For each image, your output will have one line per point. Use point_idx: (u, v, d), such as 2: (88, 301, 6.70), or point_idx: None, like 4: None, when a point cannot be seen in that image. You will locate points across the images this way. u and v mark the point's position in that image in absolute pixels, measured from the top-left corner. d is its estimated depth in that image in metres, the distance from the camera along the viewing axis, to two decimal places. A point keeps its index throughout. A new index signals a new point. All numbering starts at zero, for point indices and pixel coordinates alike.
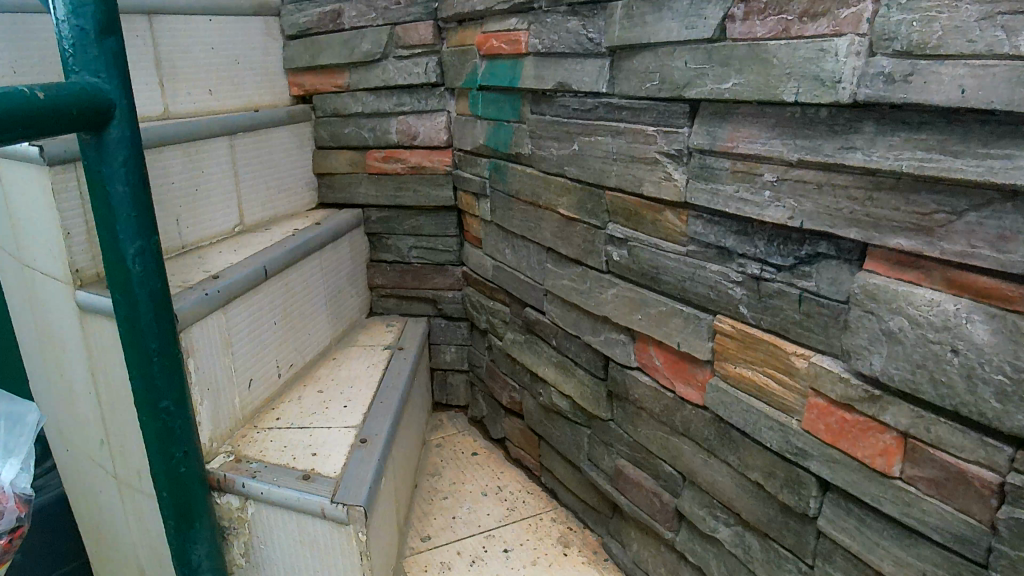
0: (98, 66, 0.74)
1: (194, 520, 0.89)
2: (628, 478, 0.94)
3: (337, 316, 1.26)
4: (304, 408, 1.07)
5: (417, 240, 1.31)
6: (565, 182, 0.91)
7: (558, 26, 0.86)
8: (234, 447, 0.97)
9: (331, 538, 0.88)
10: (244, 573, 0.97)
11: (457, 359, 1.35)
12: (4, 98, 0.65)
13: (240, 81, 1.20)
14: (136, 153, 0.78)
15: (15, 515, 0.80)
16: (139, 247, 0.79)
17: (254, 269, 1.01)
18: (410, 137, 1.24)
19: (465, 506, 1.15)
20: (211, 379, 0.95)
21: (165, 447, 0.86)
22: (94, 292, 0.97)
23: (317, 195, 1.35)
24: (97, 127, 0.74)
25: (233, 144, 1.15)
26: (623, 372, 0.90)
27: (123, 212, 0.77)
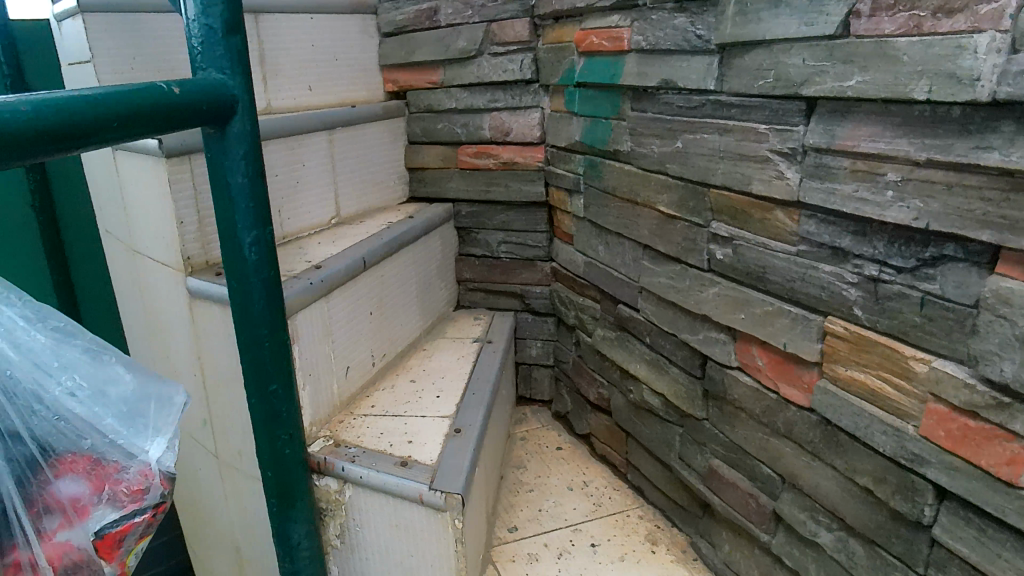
0: (224, 63, 0.76)
1: (295, 501, 0.91)
2: (722, 478, 0.93)
3: (427, 308, 1.28)
4: (398, 396, 1.09)
5: (506, 236, 1.33)
6: (666, 180, 0.91)
7: (664, 23, 0.86)
8: (332, 432, 1.00)
9: (427, 524, 0.90)
10: (337, 556, 1.00)
11: (542, 353, 1.36)
12: (147, 90, 0.65)
13: (339, 77, 1.24)
14: (255, 147, 0.79)
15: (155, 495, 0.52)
16: (255, 236, 0.80)
17: (354, 260, 1.04)
18: (502, 134, 1.26)
19: (551, 499, 1.16)
20: (313, 365, 0.98)
21: (271, 430, 0.87)
22: (204, 280, 1.01)
23: (408, 189, 1.38)
24: (221, 121, 0.75)
25: (331, 138, 1.18)
26: (722, 371, 0.89)
27: (241, 202, 0.79)
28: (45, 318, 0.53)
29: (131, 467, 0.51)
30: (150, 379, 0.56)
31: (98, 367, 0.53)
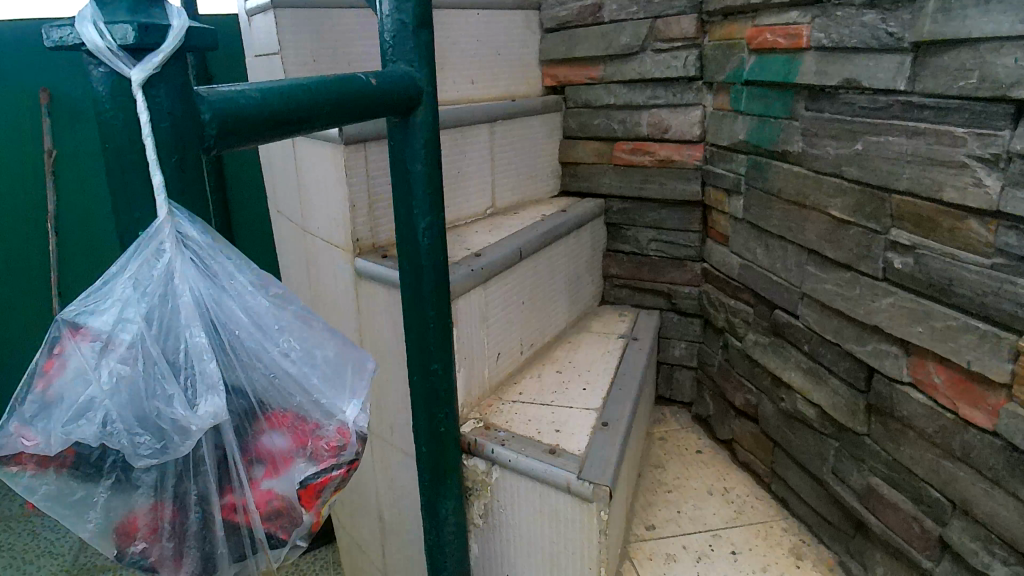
0: (412, 56, 0.78)
1: (445, 477, 0.94)
2: (882, 497, 0.89)
3: (574, 301, 1.29)
4: (545, 385, 1.11)
5: (657, 233, 1.32)
6: (840, 183, 0.88)
7: (851, 20, 0.83)
8: (482, 415, 1.04)
9: (573, 513, 0.91)
10: (480, 534, 1.03)
11: (686, 355, 1.34)
12: (359, 83, 0.68)
13: (502, 71, 1.27)
14: (435, 137, 0.82)
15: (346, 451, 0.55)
16: (429, 222, 0.83)
17: (512, 249, 1.07)
18: (660, 131, 1.25)
19: (690, 502, 1.15)
20: (469, 348, 1.01)
21: (430, 407, 0.90)
22: (371, 261, 1.06)
23: (560, 183, 1.40)
24: (407, 111, 0.78)
25: (492, 130, 1.21)
26: (891, 386, 0.85)
27: (420, 189, 0.82)
28: (266, 282, 0.53)
29: (331, 424, 0.55)
30: (346, 343, 0.59)
31: (308, 331, 0.55)
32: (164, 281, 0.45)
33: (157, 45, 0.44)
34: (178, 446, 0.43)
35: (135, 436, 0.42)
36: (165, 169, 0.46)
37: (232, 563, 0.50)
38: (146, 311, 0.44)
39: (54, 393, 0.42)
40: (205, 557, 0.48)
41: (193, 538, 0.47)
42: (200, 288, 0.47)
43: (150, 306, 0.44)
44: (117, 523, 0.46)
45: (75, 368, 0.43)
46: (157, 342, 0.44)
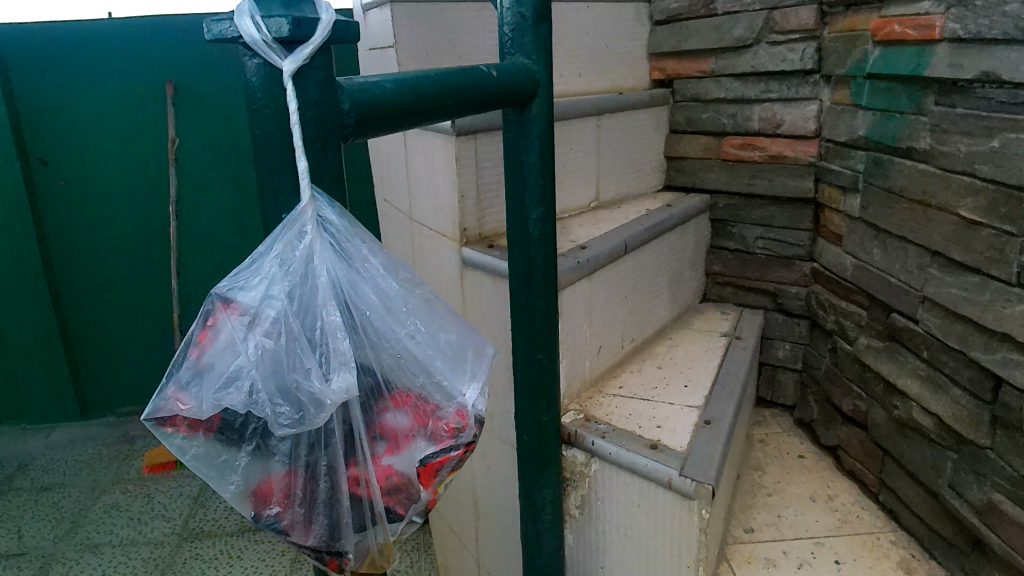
0: (530, 48, 0.79)
1: (544, 466, 0.95)
2: (1006, 515, 0.84)
3: (676, 297, 1.28)
4: (645, 380, 1.11)
5: (765, 231, 1.29)
6: (972, 182, 0.84)
7: (992, 10, 0.79)
8: (582, 407, 1.04)
9: (673, 510, 0.91)
10: (576, 525, 1.04)
11: (790, 356, 1.30)
12: (481, 75, 0.70)
13: (611, 64, 1.26)
14: (549, 129, 0.82)
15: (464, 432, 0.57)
16: (540, 213, 0.84)
17: (617, 243, 1.07)
18: (773, 125, 1.22)
19: (791, 508, 1.12)
20: (572, 340, 1.02)
21: (534, 396, 0.92)
22: (478, 251, 1.08)
23: (665, 178, 1.38)
24: (523, 104, 0.79)
25: (599, 124, 1.21)
26: (1020, 399, 0.80)
27: (532, 180, 0.83)
28: (395, 267, 0.55)
29: (450, 407, 0.56)
30: (465, 330, 0.61)
31: (432, 315, 0.57)
32: (305, 261, 0.48)
33: (307, 37, 0.47)
34: (316, 418, 0.45)
35: (278, 405, 0.44)
36: (308, 156, 0.49)
37: (353, 535, 0.51)
38: (290, 289, 0.47)
39: (207, 363, 0.45)
40: (331, 524, 0.50)
41: (321, 505, 0.49)
42: (336, 269, 0.49)
43: (294, 285, 0.47)
44: (255, 486, 0.48)
45: (226, 340, 0.46)
46: (299, 318, 0.46)
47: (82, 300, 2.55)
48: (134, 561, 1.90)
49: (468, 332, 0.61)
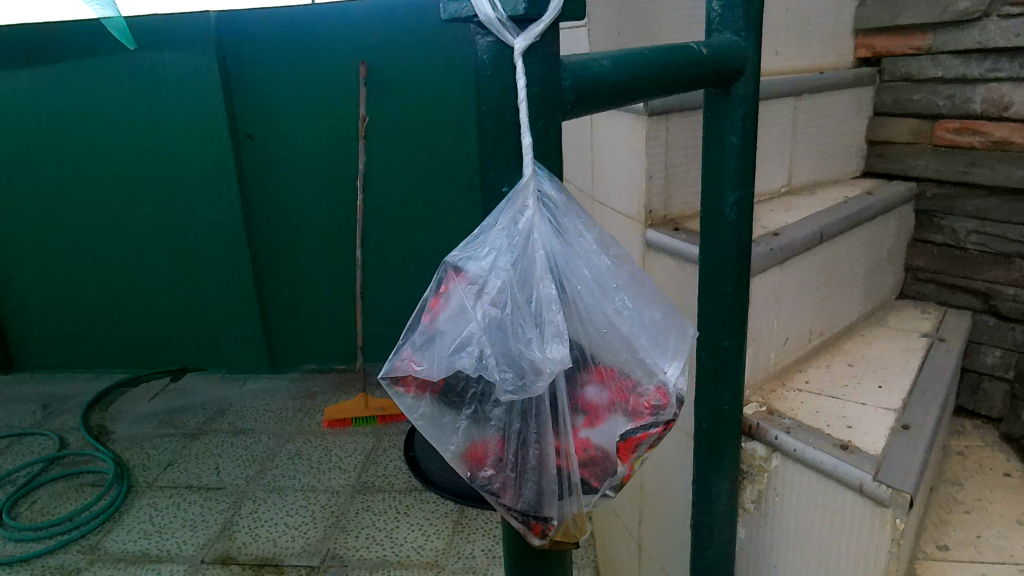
0: (740, 25, 0.76)
1: (722, 456, 0.93)
2: None
3: (870, 292, 1.20)
4: (834, 377, 1.05)
5: (980, 225, 1.19)
6: None
7: None
8: (765, 399, 1.00)
9: (863, 516, 0.85)
10: (751, 520, 1.01)
11: (1000, 364, 1.20)
12: (691, 51, 0.69)
13: (813, 42, 1.19)
14: (753, 109, 0.79)
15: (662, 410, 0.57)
16: (738, 196, 0.81)
17: (813, 231, 1.02)
18: (1000, 107, 1.11)
19: (993, 529, 1.02)
20: (759, 328, 0.99)
21: (717, 384, 0.89)
22: (663, 233, 1.06)
23: (864, 164, 1.29)
24: (728, 83, 0.77)
25: (797, 105, 1.15)
26: None
27: (732, 163, 0.80)
28: (605, 240, 0.56)
29: (650, 383, 0.56)
30: (669, 307, 0.60)
31: (637, 290, 0.57)
32: (522, 234, 0.49)
33: (541, 15, 0.48)
34: (536, 385, 0.46)
35: (503, 372, 0.46)
36: (532, 132, 0.50)
37: (555, 502, 0.53)
38: (511, 260, 0.49)
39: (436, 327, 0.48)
40: (537, 488, 0.52)
41: (527, 470, 0.52)
42: (550, 242, 0.50)
43: (515, 256, 0.49)
44: (469, 448, 0.51)
45: (454, 306, 0.48)
46: (519, 288, 0.48)
47: (276, 265, 2.79)
48: (313, 506, 2.07)
49: (672, 308, 0.60)
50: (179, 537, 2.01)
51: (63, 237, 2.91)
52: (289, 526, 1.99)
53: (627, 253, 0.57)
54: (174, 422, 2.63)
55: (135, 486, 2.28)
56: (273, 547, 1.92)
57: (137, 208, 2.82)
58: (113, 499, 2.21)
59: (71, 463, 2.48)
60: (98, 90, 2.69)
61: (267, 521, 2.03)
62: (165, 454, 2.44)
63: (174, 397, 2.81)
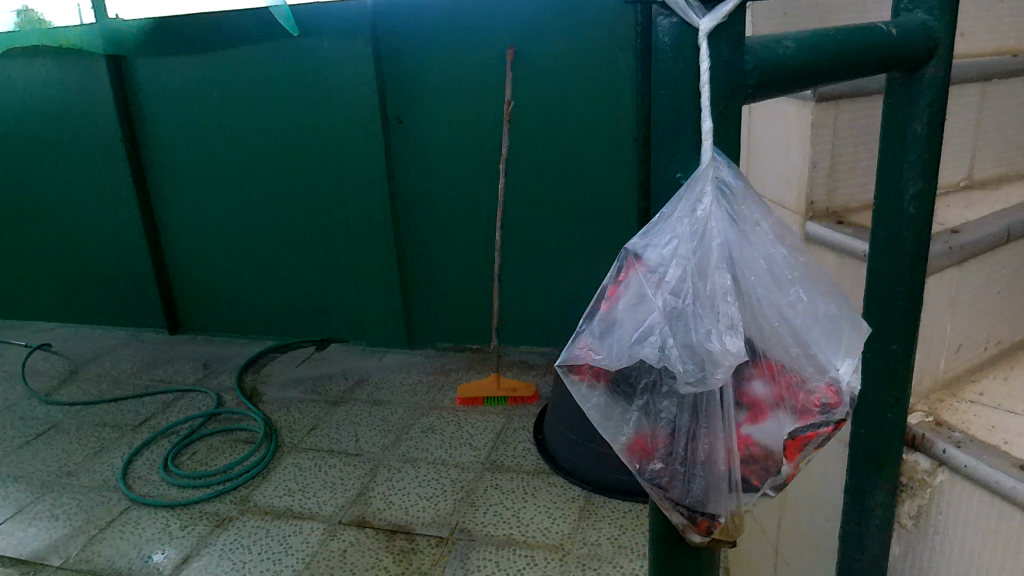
0: (933, 3, 0.70)
1: (880, 465, 0.87)
2: None
3: None
4: (1013, 391, 0.96)
5: None
6: None
7: None
8: (931, 409, 0.94)
9: None
10: (908, 537, 0.94)
11: None
12: (878, 32, 0.65)
13: (1006, 21, 1.08)
14: (941, 95, 0.73)
15: (830, 410, 0.56)
16: (917, 190, 0.75)
17: (998, 230, 0.93)
18: None
19: None
20: (930, 331, 0.92)
21: (879, 389, 0.84)
22: (824, 227, 1.00)
23: None
24: (914, 67, 0.71)
25: (984, 92, 1.05)
26: None
27: (913, 153, 0.74)
28: (781, 233, 0.56)
29: (820, 381, 0.56)
30: (846, 301, 0.58)
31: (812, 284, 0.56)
32: (697, 229, 0.51)
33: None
34: (716, 377, 0.49)
35: (684, 365, 0.49)
36: (713, 116, 0.49)
37: (718, 497, 0.55)
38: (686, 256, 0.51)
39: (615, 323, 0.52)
40: (700, 483, 0.54)
41: (691, 464, 0.54)
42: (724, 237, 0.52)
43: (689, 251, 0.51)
44: (637, 439, 0.54)
45: (631, 303, 0.51)
46: (694, 282, 0.50)
47: (416, 245, 2.88)
48: (444, 479, 2.14)
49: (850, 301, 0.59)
50: (319, 496, 2.14)
51: (229, 212, 3.15)
52: (421, 496, 2.07)
53: (803, 245, 0.57)
54: (318, 389, 2.79)
55: (282, 446, 2.44)
56: (406, 515, 2.00)
57: (294, 186, 2.99)
58: (263, 456, 2.38)
59: (226, 420, 2.69)
60: (264, 73, 2.87)
61: (400, 489, 2.12)
62: (309, 418, 2.59)
63: (319, 364, 2.99)
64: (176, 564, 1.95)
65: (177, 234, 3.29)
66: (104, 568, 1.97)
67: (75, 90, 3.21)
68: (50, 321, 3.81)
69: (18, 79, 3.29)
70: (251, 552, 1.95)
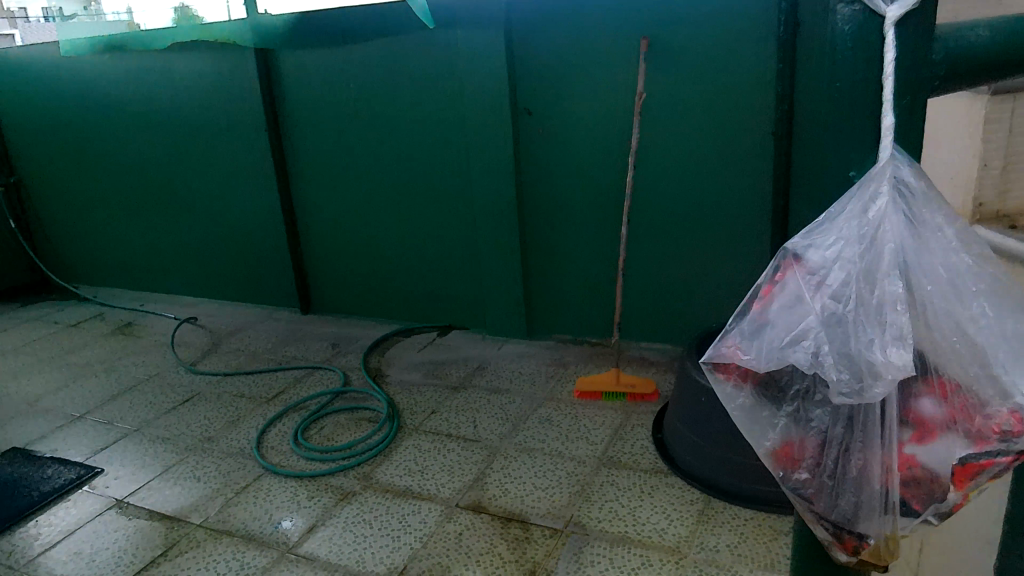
0: None
1: None
2: None
3: None
4: None
5: None
6: None
7: None
8: None
9: None
10: None
11: None
12: None
13: None
14: None
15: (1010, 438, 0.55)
16: None
17: None
18: None
19: None
20: None
21: None
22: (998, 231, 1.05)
23: None
24: None
25: None
26: None
27: None
28: (967, 246, 0.56)
29: (1000, 405, 0.54)
30: None
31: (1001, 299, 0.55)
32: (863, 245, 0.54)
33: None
34: (870, 389, 0.52)
35: (840, 370, 0.53)
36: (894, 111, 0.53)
37: (872, 518, 0.57)
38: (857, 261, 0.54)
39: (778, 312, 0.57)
40: (853, 500, 0.58)
41: (844, 477, 0.58)
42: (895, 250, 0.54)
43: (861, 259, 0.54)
44: (785, 447, 0.60)
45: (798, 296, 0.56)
46: (862, 288, 0.53)
47: (540, 236, 2.89)
48: (559, 472, 2.14)
49: None
50: (438, 479, 2.20)
51: (362, 199, 3.28)
52: (537, 486, 2.09)
53: (991, 258, 0.56)
54: (439, 374, 2.87)
55: (403, 428, 2.52)
56: (521, 504, 2.02)
57: (425, 175, 3.07)
58: (385, 436, 2.47)
59: (352, 398, 2.81)
60: (400, 65, 2.96)
61: (517, 478, 2.14)
62: (430, 402, 2.67)
63: (441, 350, 3.07)
64: (302, 532, 2.05)
65: (314, 219, 3.47)
66: (238, 529, 2.10)
67: (228, 80, 3.42)
68: (197, 296, 4.11)
69: (178, 70, 3.55)
70: (371, 527, 2.02)
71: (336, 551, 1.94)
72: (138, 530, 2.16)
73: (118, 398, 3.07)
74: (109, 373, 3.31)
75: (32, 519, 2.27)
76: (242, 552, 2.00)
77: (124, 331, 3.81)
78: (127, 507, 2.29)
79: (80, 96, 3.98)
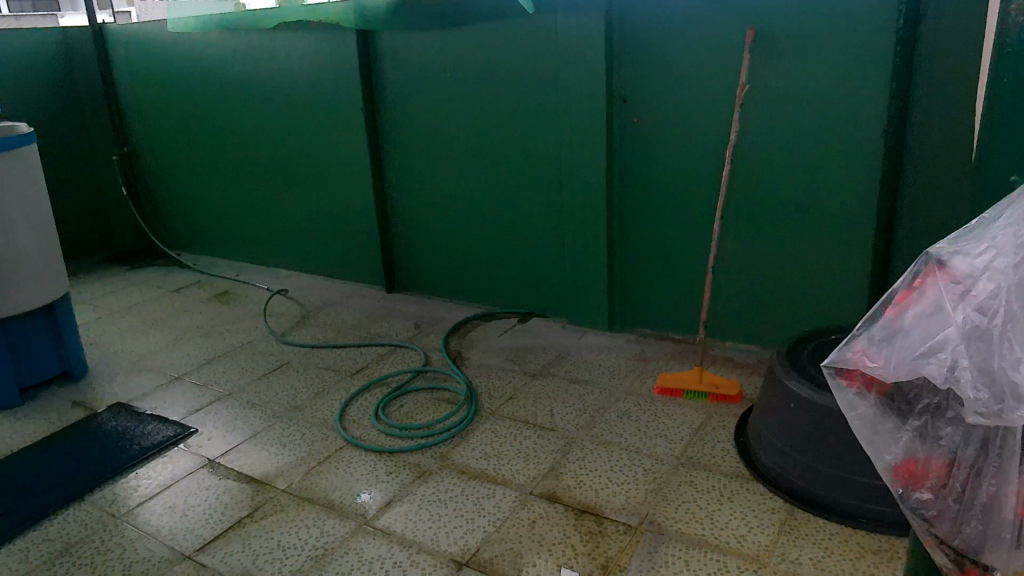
0: None
1: None
2: None
3: None
4: None
5: None
6: None
7: None
8: None
9: None
10: None
11: None
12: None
13: None
14: None
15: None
16: None
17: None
18: None
19: None
20: None
21: None
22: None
23: None
24: None
25: None
26: None
27: None
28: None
29: None
30: None
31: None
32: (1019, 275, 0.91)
33: None
34: (1009, 407, 0.85)
35: (976, 388, 0.88)
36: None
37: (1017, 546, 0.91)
38: (999, 275, 0.92)
39: (923, 317, 0.97)
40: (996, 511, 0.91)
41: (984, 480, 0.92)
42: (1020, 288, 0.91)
43: (1012, 269, 0.91)
44: (909, 463, 0.98)
45: (944, 303, 0.95)
46: (1009, 300, 0.89)
47: (629, 227, 2.86)
48: (636, 467, 2.12)
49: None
50: (513, 464, 2.21)
51: (452, 182, 3.32)
52: (612, 480, 2.07)
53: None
54: (521, 360, 2.88)
55: (481, 411, 2.56)
56: (595, 496, 2.01)
57: (516, 158, 3.07)
58: (463, 417, 2.51)
59: (431, 377, 2.85)
60: (499, 47, 2.96)
61: (592, 470, 2.14)
62: (508, 387, 2.69)
63: (521, 336, 3.08)
64: (380, 505, 2.11)
65: (406, 200, 3.53)
66: (320, 498, 2.18)
67: (327, 58, 3.51)
68: (291, 268, 4.26)
69: (283, 50, 3.67)
70: (446, 507, 2.06)
71: (411, 527, 1.99)
72: (227, 490, 2.26)
73: (214, 362, 3.22)
74: (207, 338, 3.48)
75: (135, 470, 2.42)
76: (323, 519, 2.07)
77: (222, 299, 3.98)
78: (218, 467, 2.40)
79: (192, 72, 4.16)
